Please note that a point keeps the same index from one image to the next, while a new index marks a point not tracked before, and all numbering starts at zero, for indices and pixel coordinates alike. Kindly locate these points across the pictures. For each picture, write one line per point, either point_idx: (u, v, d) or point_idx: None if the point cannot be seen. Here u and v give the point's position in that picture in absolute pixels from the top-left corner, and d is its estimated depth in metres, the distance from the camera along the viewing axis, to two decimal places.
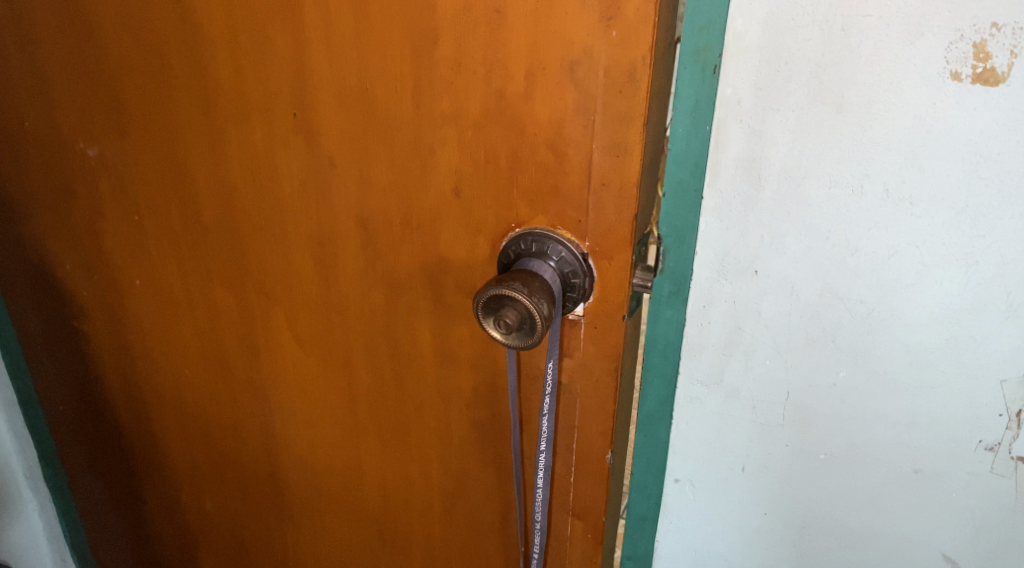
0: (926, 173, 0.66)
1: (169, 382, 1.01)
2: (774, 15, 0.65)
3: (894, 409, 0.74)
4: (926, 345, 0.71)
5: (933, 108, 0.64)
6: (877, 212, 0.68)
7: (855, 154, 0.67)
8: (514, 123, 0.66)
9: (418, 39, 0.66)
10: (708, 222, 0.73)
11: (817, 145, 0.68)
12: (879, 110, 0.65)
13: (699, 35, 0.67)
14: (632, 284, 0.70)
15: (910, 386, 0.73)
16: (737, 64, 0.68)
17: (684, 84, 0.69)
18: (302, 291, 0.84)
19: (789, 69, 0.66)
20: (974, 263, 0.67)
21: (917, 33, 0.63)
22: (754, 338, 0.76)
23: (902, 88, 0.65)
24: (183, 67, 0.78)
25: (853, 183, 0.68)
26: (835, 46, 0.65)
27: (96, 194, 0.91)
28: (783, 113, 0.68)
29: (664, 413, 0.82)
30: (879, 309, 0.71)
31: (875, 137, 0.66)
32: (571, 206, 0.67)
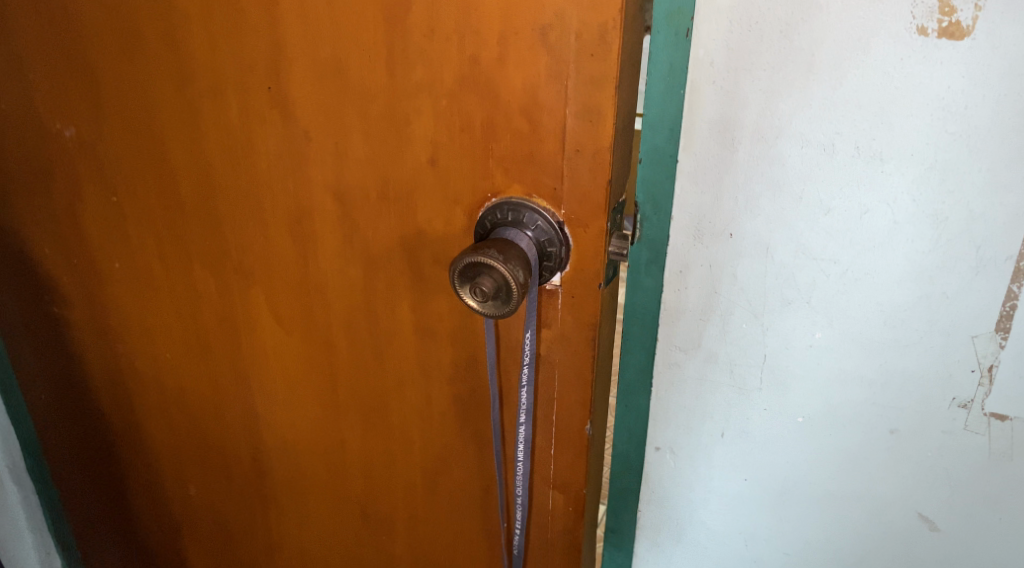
0: (896, 129, 0.67)
1: (151, 367, 1.01)
2: None
3: (869, 369, 0.74)
4: (898, 303, 0.71)
5: (901, 64, 0.65)
6: (849, 171, 0.69)
7: (826, 113, 0.67)
8: (488, 91, 0.66)
9: (391, 7, 0.66)
10: (683, 185, 0.73)
11: (789, 105, 0.68)
12: (848, 68, 0.66)
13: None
14: (608, 251, 0.69)
15: (883, 345, 0.73)
16: (708, 24, 0.68)
17: (659, 48, 0.69)
18: (279, 268, 0.84)
19: (759, 28, 0.67)
20: (944, 219, 0.68)
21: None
22: (730, 302, 0.76)
23: (871, 45, 0.65)
24: (157, 46, 0.78)
25: (825, 141, 0.68)
26: (804, 3, 0.65)
27: (72, 178, 0.91)
28: (754, 74, 0.68)
29: (645, 382, 0.82)
30: (853, 268, 0.71)
31: (846, 95, 0.67)
32: (546, 174, 0.67)
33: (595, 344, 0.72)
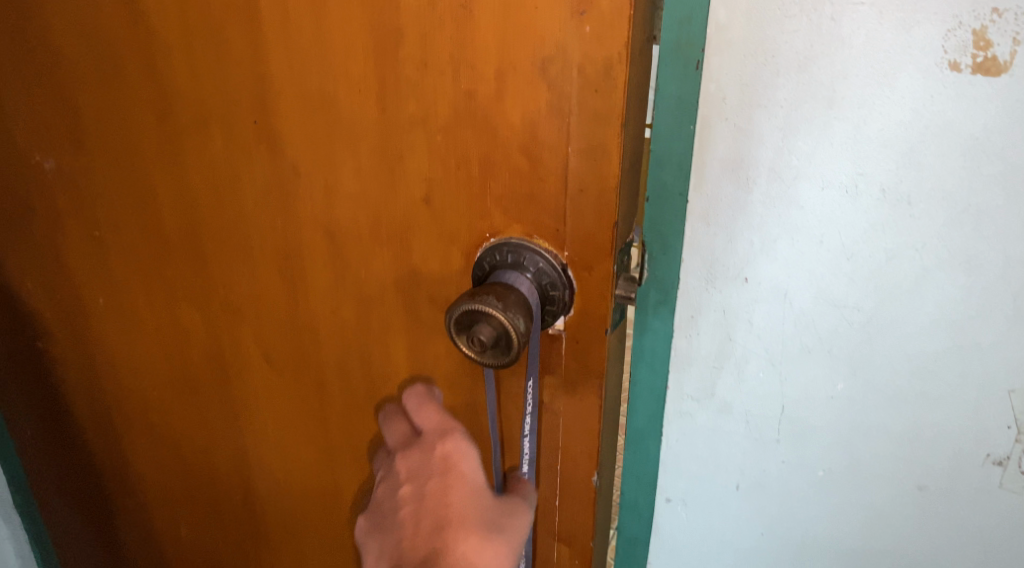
0: (925, 171, 0.62)
1: (138, 405, 0.97)
2: (758, 4, 0.62)
3: (896, 421, 0.70)
4: (927, 354, 0.67)
5: (931, 102, 0.61)
6: (873, 214, 0.64)
7: (848, 153, 0.63)
8: (485, 127, 0.61)
9: (382, 39, 0.62)
10: (694, 226, 0.69)
11: (808, 144, 0.64)
12: (872, 105, 0.62)
13: (680, 28, 0.64)
14: (614, 295, 0.65)
15: (911, 397, 0.69)
16: (720, 57, 0.64)
17: (666, 80, 0.65)
18: (269, 309, 0.80)
19: (776, 61, 0.63)
20: (978, 265, 0.64)
21: (913, 21, 0.59)
22: (746, 349, 0.72)
23: (898, 81, 0.61)
24: (138, 77, 0.75)
25: (846, 182, 0.64)
26: (824, 36, 0.61)
27: (54, 212, 0.87)
28: (770, 110, 0.64)
29: (654, 428, 0.78)
30: (878, 317, 0.67)
31: (870, 134, 0.63)
32: (548, 214, 0.63)
33: (602, 392, 0.68)
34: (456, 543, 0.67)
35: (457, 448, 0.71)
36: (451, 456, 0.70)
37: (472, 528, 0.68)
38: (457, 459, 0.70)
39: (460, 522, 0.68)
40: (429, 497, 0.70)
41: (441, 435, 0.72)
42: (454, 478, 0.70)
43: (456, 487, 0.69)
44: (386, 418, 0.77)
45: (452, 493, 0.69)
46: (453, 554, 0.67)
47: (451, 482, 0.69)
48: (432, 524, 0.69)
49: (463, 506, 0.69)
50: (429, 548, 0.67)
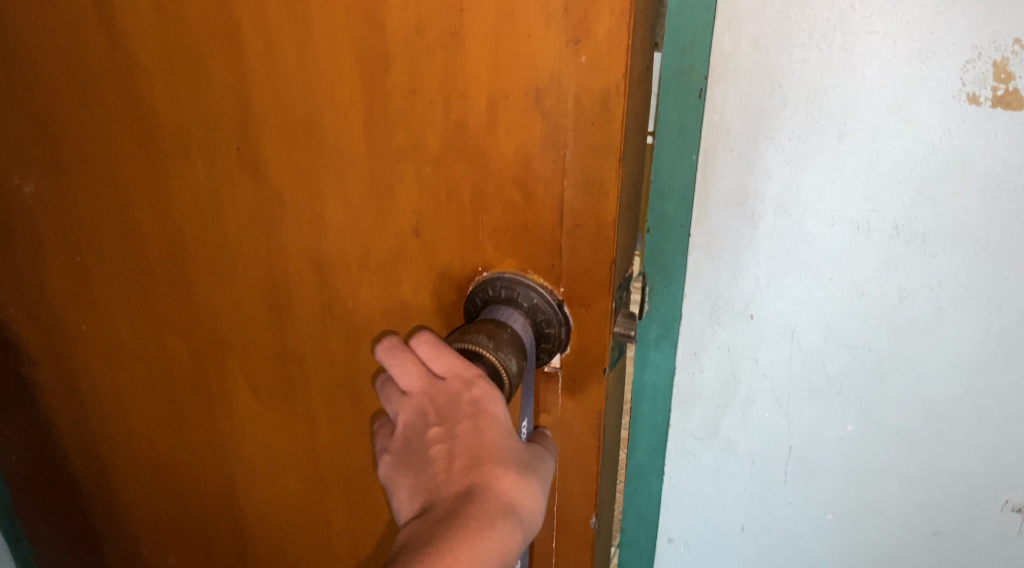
0: (941, 208, 0.60)
1: (123, 433, 0.94)
2: (764, 33, 0.59)
3: (909, 464, 0.68)
4: (942, 396, 0.65)
5: (948, 135, 0.58)
6: (886, 251, 0.62)
7: (860, 187, 0.61)
8: (477, 158, 0.59)
9: (369, 67, 0.59)
10: (697, 260, 0.67)
11: (817, 178, 0.62)
12: (885, 138, 0.59)
13: (681, 55, 0.62)
14: (612, 332, 0.62)
15: (926, 440, 0.67)
16: (724, 87, 0.62)
17: (667, 109, 0.63)
18: (256, 341, 0.77)
19: (784, 92, 0.60)
20: (997, 306, 0.61)
21: (928, 52, 0.57)
22: (751, 388, 0.69)
23: (913, 113, 0.58)
24: (117, 101, 0.72)
25: (858, 218, 0.62)
26: (835, 66, 0.59)
27: (34, 238, 0.84)
28: (777, 142, 0.62)
29: (656, 465, 0.75)
30: (891, 357, 0.65)
31: (883, 168, 0.60)
32: (543, 248, 0.60)
33: (599, 434, 0.65)
34: (495, 483, 0.56)
35: (489, 392, 0.57)
36: (481, 401, 0.57)
37: (509, 466, 0.57)
38: (489, 403, 0.57)
39: (498, 459, 0.57)
40: (460, 441, 0.57)
41: (465, 381, 0.58)
42: (488, 416, 0.57)
43: (490, 423, 0.57)
44: (389, 354, 0.61)
45: (488, 423, 0.57)
46: (493, 497, 0.55)
47: (488, 419, 0.57)
48: (466, 461, 0.57)
49: (500, 441, 0.57)
50: (466, 490, 0.56)
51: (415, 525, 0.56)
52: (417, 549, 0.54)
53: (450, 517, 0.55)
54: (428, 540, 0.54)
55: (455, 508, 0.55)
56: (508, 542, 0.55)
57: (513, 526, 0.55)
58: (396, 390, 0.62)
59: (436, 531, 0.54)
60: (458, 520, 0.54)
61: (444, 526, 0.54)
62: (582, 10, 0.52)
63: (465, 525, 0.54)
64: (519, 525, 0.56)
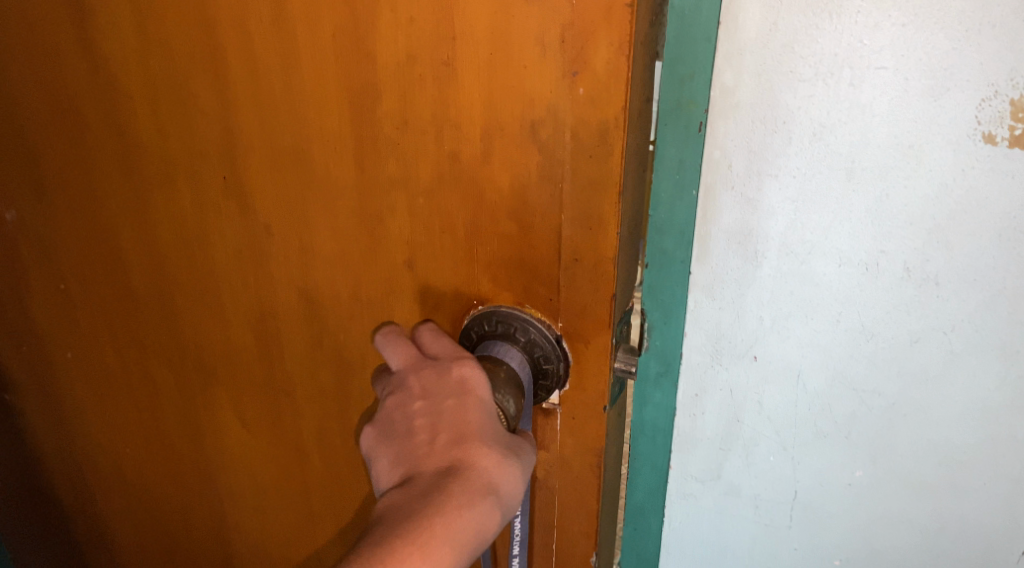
0: (954, 251, 0.58)
1: (110, 461, 0.92)
2: (768, 67, 0.57)
3: (921, 513, 0.66)
4: (955, 443, 0.63)
5: (961, 175, 0.56)
6: (896, 294, 0.60)
7: (869, 228, 0.59)
8: (471, 190, 0.56)
9: (358, 96, 0.57)
10: (698, 300, 0.65)
11: (823, 218, 0.60)
12: (895, 177, 0.57)
13: (681, 88, 0.60)
14: (613, 368, 0.60)
15: (938, 488, 0.65)
16: (725, 122, 0.60)
17: (666, 142, 0.61)
18: (245, 372, 0.75)
19: (789, 129, 0.58)
20: (1013, 352, 0.59)
21: (941, 89, 0.55)
22: (755, 432, 0.68)
23: (924, 152, 0.56)
24: (101, 126, 0.70)
25: (866, 259, 0.60)
26: (843, 103, 0.57)
27: (17, 263, 0.82)
28: (781, 180, 0.60)
29: (655, 505, 0.74)
30: (901, 403, 0.63)
31: (892, 208, 0.58)
32: (540, 283, 0.57)
33: (600, 471, 0.62)
34: (478, 460, 0.53)
35: (476, 372, 0.55)
36: (468, 382, 0.55)
37: (493, 444, 0.54)
38: (476, 383, 0.55)
39: (481, 436, 0.54)
40: (443, 418, 0.55)
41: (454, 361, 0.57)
42: (472, 397, 0.55)
43: (476, 404, 0.55)
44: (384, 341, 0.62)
45: (473, 403, 0.55)
46: (474, 473, 0.53)
47: (473, 398, 0.55)
48: (449, 436, 0.54)
49: (485, 422, 0.55)
50: (447, 465, 0.53)
51: (393, 493, 0.53)
52: (394, 520, 0.51)
53: (429, 490, 0.52)
54: (405, 511, 0.51)
55: (436, 482, 0.52)
56: (488, 524, 0.52)
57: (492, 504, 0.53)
58: (385, 375, 0.61)
59: (414, 502, 0.52)
60: (437, 494, 0.52)
61: (423, 498, 0.52)
62: (579, 41, 0.50)
63: (443, 500, 0.51)
64: (499, 506, 0.53)
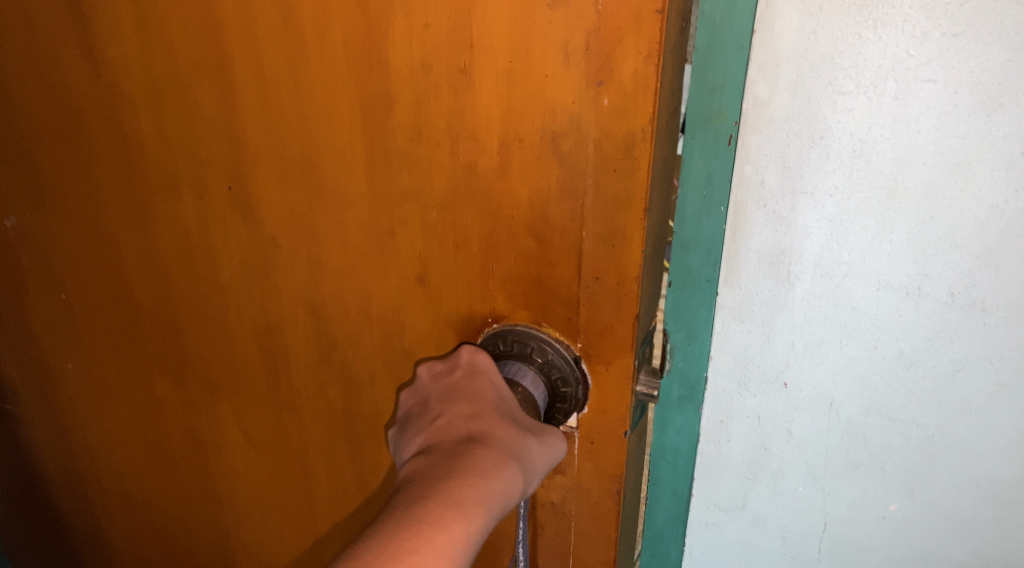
0: (1002, 276, 0.56)
1: (110, 474, 0.89)
2: (806, 79, 0.56)
3: (959, 551, 0.66)
4: (998, 477, 0.62)
5: (1013, 197, 0.54)
6: (938, 320, 0.58)
7: (911, 250, 0.57)
8: (487, 204, 0.54)
9: (370, 105, 0.54)
10: (725, 321, 0.64)
11: (861, 239, 0.58)
12: (940, 198, 0.56)
13: (710, 99, 0.58)
14: (635, 393, 0.57)
15: (981, 523, 0.64)
16: (759, 135, 0.58)
17: (694, 156, 0.60)
18: (249, 386, 0.72)
19: (827, 144, 0.57)
20: None
21: (994, 104, 0.53)
22: (783, 461, 0.67)
23: (972, 172, 0.55)
24: (102, 131, 0.67)
25: (907, 283, 0.58)
26: (886, 117, 0.55)
27: (17, 270, 0.80)
28: (817, 199, 0.58)
29: (676, 531, 0.73)
30: (941, 434, 0.62)
31: (937, 230, 0.56)
32: (559, 300, 0.54)
33: (619, 498, 0.59)
34: (497, 429, 0.52)
35: (473, 351, 0.56)
36: (475, 362, 0.55)
37: (512, 417, 0.53)
38: (480, 361, 0.55)
39: (499, 410, 0.53)
40: (459, 395, 0.54)
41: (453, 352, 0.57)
42: (486, 377, 0.55)
43: (488, 383, 0.55)
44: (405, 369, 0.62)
45: (488, 382, 0.54)
46: (495, 441, 0.52)
47: (487, 379, 0.55)
48: (467, 411, 0.53)
49: (499, 397, 0.54)
50: (467, 436, 0.52)
51: (416, 464, 0.52)
52: (420, 483, 0.50)
53: (451, 456, 0.51)
54: (430, 476, 0.50)
55: (457, 449, 0.51)
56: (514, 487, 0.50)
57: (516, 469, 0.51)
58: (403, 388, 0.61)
59: (439, 467, 0.50)
60: (461, 458, 0.50)
61: (447, 463, 0.50)
62: (605, 49, 0.47)
63: (467, 462, 0.50)
64: (524, 474, 0.51)
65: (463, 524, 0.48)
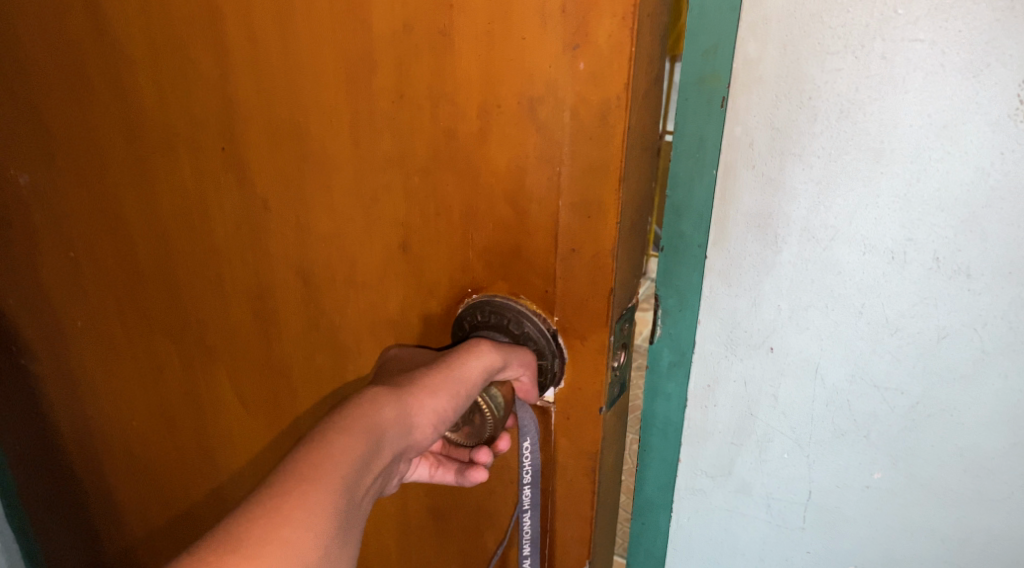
0: (989, 242, 0.54)
1: (117, 431, 0.91)
2: (793, 37, 0.54)
3: (943, 523, 0.62)
4: (985, 450, 0.59)
5: (1001, 158, 0.52)
6: (925, 285, 0.56)
7: (897, 215, 0.55)
8: (467, 171, 0.53)
9: (354, 67, 0.54)
10: (714, 285, 0.62)
11: (847, 202, 0.56)
12: (927, 159, 0.53)
13: (704, 62, 0.57)
14: (612, 368, 0.56)
15: (964, 493, 0.60)
16: (747, 96, 0.56)
17: (687, 115, 0.58)
18: (244, 349, 0.73)
19: (814, 105, 0.55)
20: None
21: (981, 65, 0.51)
22: (769, 428, 0.64)
23: (960, 133, 0.52)
24: (105, 90, 0.68)
25: (893, 248, 0.56)
26: (873, 78, 0.53)
27: (29, 227, 0.82)
28: (804, 158, 0.56)
29: (665, 500, 0.70)
30: (927, 404, 0.59)
31: (923, 193, 0.54)
32: (536, 272, 0.54)
33: (596, 477, 0.58)
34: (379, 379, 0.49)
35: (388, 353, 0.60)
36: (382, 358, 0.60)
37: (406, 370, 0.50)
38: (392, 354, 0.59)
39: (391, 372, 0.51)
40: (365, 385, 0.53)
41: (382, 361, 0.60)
42: (392, 359, 0.58)
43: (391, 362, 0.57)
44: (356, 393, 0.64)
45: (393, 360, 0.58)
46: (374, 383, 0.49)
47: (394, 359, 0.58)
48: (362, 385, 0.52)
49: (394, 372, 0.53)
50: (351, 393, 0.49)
51: None
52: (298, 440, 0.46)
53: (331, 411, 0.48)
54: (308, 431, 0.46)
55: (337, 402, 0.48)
56: (382, 404, 0.45)
57: (392, 393, 0.46)
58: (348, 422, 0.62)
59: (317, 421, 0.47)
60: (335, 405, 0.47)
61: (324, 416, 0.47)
62: (581, 11, 0.45)
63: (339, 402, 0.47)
64: (405, 393, 0.47)
65: (327, 445, 0.43)
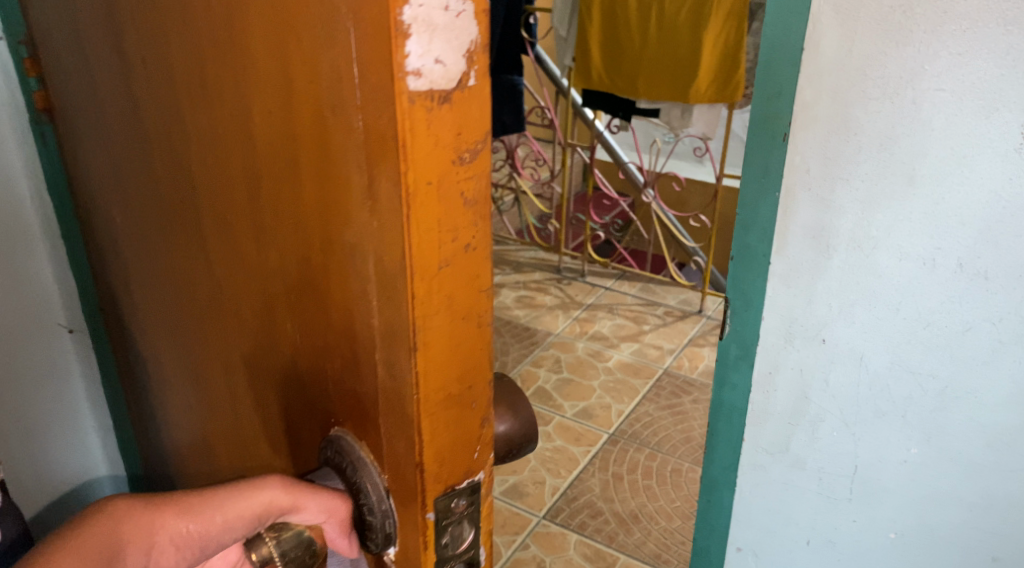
0: (1003, 250, 0.73)
1: (162, 450, 0.98)
2: (840, 89, 0.77)
3: (967, 492, 0.84)
4: (1002, 426, 0.79)
5: (1010, 183, 0.71)
6: (952, 285, 0.76)
7: (926, 227, 0.76)
8: (319, 301, 0.50)
9: (251, 180, 0.53)
10: (777, 287, 0.87)
11: (886, 217, 0.78)
12: (951, 184, 0.74)
13: (768, 104, 0.82)
14: (441, 548, 0.49)
15: (984, 465, 0.82)
16: (806, 136, 0.80)
17: (755, 151, 0.84)
18: (221, 403, 0.75)
19: (858, 139, 0.77)
20: None
21: (992, 108, 0.70)
22: (822, 409, 0.89)
23: (977, 166, 0.72)
24: (131, 152, 0.74)
25: (925, 255, 0.77)
26: (905, 119, 0.74)
27: (98, 244, 0.91)
28: (852, 183, 0.79)
29: (727, 480, 1.01)
30: (952, 385, 0.80)
31: (945, 209, 0.75)
32: (367, 423, 0.49)
33: None
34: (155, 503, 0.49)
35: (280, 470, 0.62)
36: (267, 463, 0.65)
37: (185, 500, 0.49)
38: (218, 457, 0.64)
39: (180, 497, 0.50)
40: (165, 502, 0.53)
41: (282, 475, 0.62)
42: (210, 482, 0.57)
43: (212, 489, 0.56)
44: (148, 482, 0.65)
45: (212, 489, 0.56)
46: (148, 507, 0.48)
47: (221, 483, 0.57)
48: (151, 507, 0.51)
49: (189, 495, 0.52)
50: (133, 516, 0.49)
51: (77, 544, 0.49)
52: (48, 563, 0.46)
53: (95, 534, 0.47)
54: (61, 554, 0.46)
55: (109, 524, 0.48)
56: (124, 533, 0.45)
57: (137, 514, 0.46)
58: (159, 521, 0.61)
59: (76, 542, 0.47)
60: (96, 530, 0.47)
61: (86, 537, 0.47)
62: (370, 164, 0.41)
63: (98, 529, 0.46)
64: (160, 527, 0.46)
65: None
